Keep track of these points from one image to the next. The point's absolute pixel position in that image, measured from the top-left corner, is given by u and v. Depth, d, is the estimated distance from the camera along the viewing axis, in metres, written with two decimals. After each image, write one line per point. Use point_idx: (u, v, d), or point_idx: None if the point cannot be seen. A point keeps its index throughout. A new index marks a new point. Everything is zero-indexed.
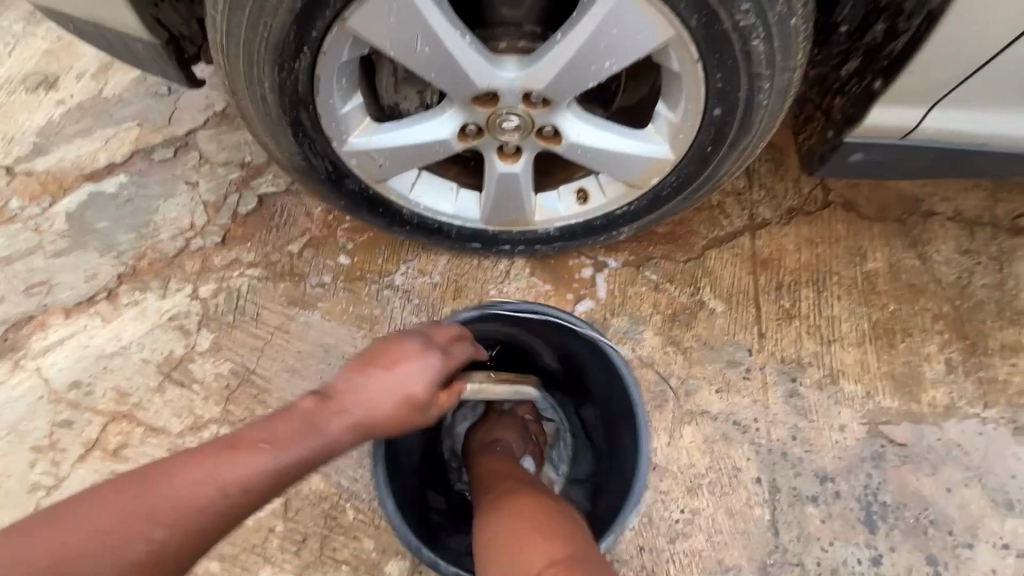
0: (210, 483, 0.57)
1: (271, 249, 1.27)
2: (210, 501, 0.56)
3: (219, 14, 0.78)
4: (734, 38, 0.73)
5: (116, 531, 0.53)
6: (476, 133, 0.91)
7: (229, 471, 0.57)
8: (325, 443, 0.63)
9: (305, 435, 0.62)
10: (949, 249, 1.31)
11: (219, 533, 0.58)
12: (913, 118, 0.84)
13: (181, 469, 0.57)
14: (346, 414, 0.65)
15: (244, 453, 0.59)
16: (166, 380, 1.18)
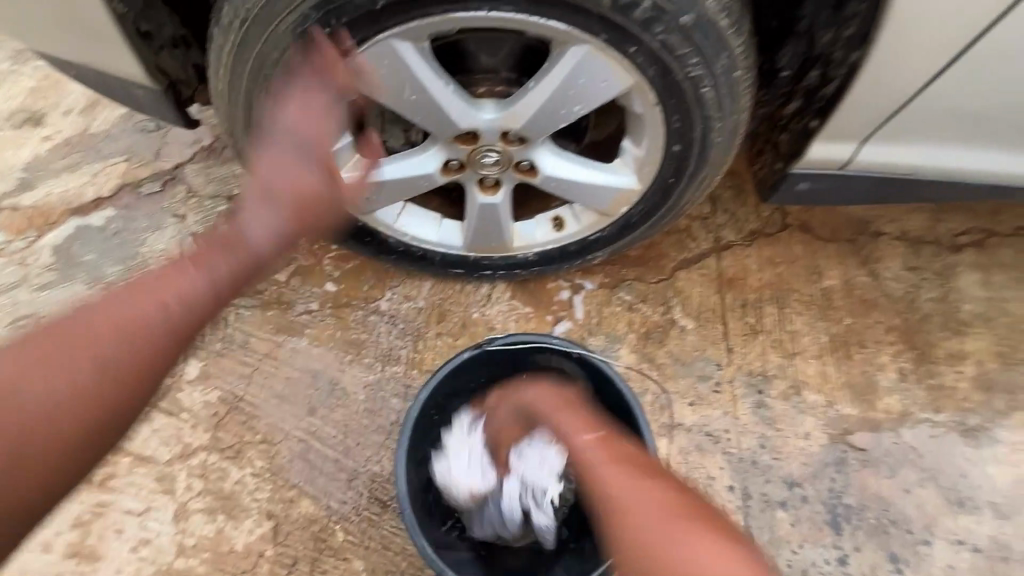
0: (148, 294, 0.68)
1: (259, 278, 1.30)
2: (146, 313, 0.67)
3: (221, 66, 0.84)
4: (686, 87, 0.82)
5: (72, 346, 0.64)
6: (459, 168, 0.98)
7: (160, 283, 0.68)
8: (248, 253, 0.71)
9: (221, 248, 0.71)
10: (897, 266, 1.42)
11: (172, 334, 0.68)
12: (847, 152, 0.94)
13: (113, 300, 0.67)
14: (263, 208, 0.73)
15: (170, 271, 0.69)
16: (153, 409, 1.19)
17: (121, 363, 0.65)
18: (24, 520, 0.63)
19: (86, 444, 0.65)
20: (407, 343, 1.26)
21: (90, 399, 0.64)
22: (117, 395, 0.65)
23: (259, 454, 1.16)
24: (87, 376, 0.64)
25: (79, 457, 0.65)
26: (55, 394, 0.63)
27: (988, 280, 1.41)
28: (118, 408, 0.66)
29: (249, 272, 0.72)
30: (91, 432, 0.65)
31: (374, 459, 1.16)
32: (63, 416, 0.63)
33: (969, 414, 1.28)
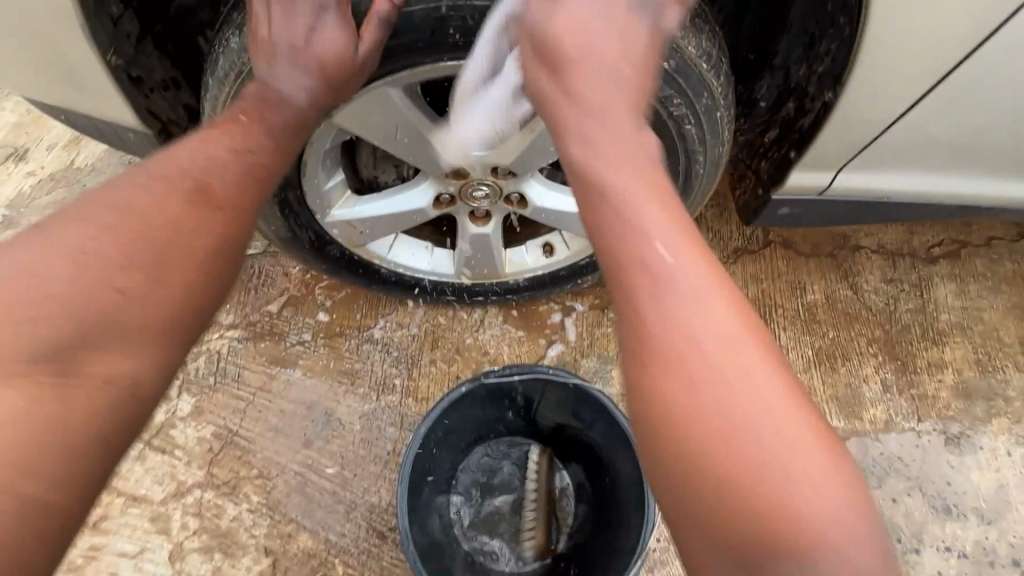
0: (223, 144, 0.70)
1: (250, 310, 1.30)
2: (228, 156, 0.70)
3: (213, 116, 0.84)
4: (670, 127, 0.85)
5: (170, 189, 0.65)
6: (449, 202, 1.01)
7: (227, 138, 0.71)
8: (289, 112, 0.77)
9: (262, 112, 0.75)
10: (877, 278, 1.47)
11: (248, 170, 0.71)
12: (824, 180, 0.99)
13: (175, 157, 0.67)
14: (293, 76, 0.77)
15: (229, 129, 0.72)
16: (146, 448, 1.18)
17: (221, 202, 0.67)
18: (169, 358, 0.61)
19: (211, 275, 0.65)
20: (401, 371, 1.26)
21: (208, 231, 0.65)
22: (230, 231, 0.67)
23: (256, 489, 1.15)
24: (194, 214, 0.65)
25: (205, 292, 0.64)
26: (172, 229, 0.63)
27: (963, 290, 1.46)
28: (230, 246, 0.67)
29: (297, 126, 0.78)
30: (213, 267, 0.65)
31: (372, 489, 1.16)
32: (184, 245, 0.63)
33: (951, 422, 1.32)
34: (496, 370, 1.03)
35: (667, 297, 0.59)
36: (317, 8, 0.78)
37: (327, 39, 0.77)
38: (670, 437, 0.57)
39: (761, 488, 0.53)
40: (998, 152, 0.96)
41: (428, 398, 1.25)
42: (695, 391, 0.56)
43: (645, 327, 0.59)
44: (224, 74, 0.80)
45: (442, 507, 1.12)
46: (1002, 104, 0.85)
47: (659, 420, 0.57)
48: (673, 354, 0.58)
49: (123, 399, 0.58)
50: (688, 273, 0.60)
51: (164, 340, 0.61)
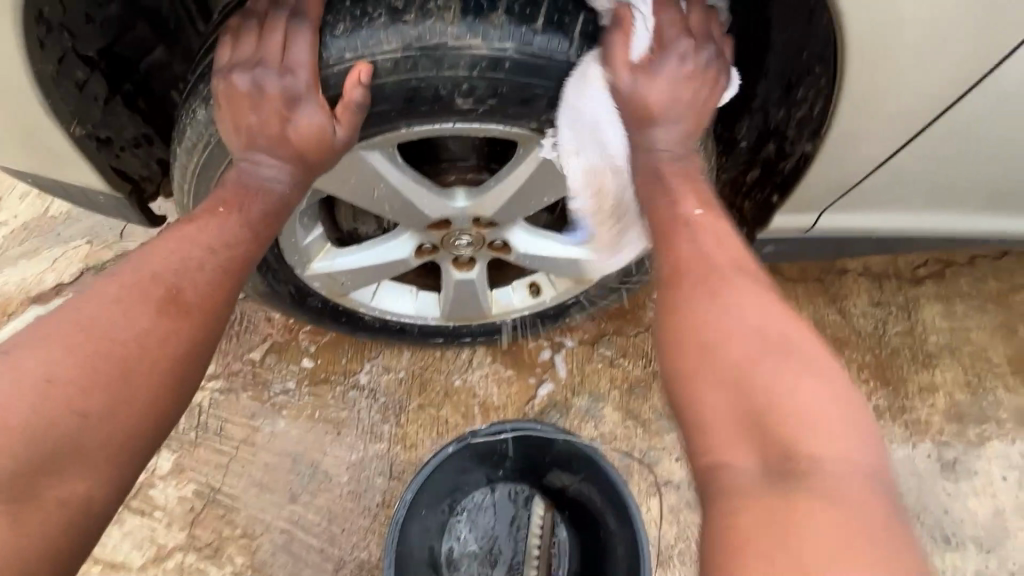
0: (198, 244, 0.72)
1: (232, 358, 1.27)
2: (202, 258, 0.71)
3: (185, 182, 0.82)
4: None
5: (144, 297, 0.65)
6: (432, 249, 0.99)
7: (201, 237, 0.72)
8: (271, 200, 0.78)
9: (244, 203, 0.76)
10: (865, 302, 1.46)
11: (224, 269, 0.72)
12: (807, 220, 1.00)
13: (150, 260, 0.68)
14: (273, 164, 0.78)
15: (204, 228, 0.73)
16: (124, 510, 1.13)
17: (193, 305, 0.68)
18: (130, 468, 0.61)
19: (179, 380, 0.65)
20: (389, 418, 1.23)
21: (177, 336, 0.66)
22: (199, 333, 0.68)
23: (240, 550, 1.11)
24: (164, 322, 0.65)
25: (173, 398, 0.65)
26: (141, 338, 0.64)
27: (950, 311, 1.46)
28: (200, 348, 0.68)
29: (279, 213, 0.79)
30: (183, 373, 0.66)
31: (361, 544, 1.13)
32: (153, 352, 0.64)
33: (946, 448, 1.31)
34: (484, 429, 1.03)
35: (725, 319, 0.67)
36: (288, 98, 0.76)
37: (302, 127, 0.76)
38: (713, 438, 0.62)
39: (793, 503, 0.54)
40: (981, 188, 0.96)
41: (417, 445, 1.21)
42: (740, 403, 0.61)
43: (700, 340, 0.67)
44: (192, 143, 0.79)
45: (433, 554, 1.09)
46: (983, 145, 0.87)
47: (705, 424, 0.63)
48: (721, 364, 0.64)
49: (83, 516, 0.58)
50: (745, 298, 0.68)
51: (126, 452, 0.61)
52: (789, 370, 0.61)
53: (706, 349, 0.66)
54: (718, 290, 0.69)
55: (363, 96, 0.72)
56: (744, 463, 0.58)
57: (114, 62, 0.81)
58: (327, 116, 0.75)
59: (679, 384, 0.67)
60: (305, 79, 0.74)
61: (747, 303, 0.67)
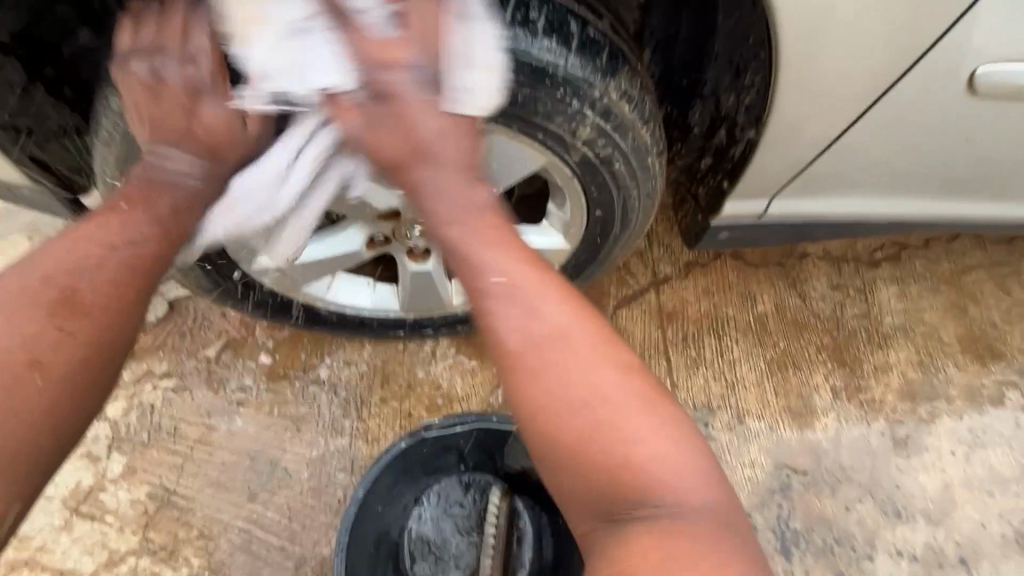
0: (97, 242, 0.64)
1: (186, 356, 1.23)
2: (102, 255, 0.63)
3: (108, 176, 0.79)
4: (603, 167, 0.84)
5: (34, 301, 0.59)
6: (384, 241, 0.98)
7: (103, 233, 0.65)
8: (183, 194, 0.71)
9: (152, 197, 0.69)
10: (824, 285, 1.49)
11: (129, 268, 0.65)
12: (759, 206, 1.00)
13: (46, 260, 0.62)
14: (182, 156, 0.71)
15: (105, 224, 0.66)
16: (73, 515, 1.10)
17: (90, 307, 0.61)
18: (25, 487, 0.56)
19: (76, 391, 0.59)
20: (350, 412, 1.21)
21: (72, 342, 0.59)
22: (100, 339, 0.61)
23: (197, 552, 1.09)
24: (56, 328, 0.59)
25: (72, 411, 0.59)
26: (29, 345, 0.57)
27: (904, 292, 1.50)
28: (100, 355, 0.61)
29: (191, 207, 0.71)
30: (80, 385, 0.59)
31: (323, 541, 1.11)
32: (44, 361, 0.57)
33: (898, 425, 1.35)
34: (437, 423, 1.04)
35: (547, 389, 0.60)
36: (190, 88, 0.70)
37: (208, 119, 0.71)
38: (571, 498, 0.59)
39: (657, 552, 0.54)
40: (926, 175, 0.98)
41: (380, 439, 1.20)
42: (604, 467, 0.57)
43: (540, 406, 0.60)
44: (109, 135, 0.75)
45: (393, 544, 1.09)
46: (926, 132, 0.88)
47: (561, 486, 0.60)
48: (564, 430, 0.59)
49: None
50: (553, 372, 0.60)
51: (16, 472, 0.55)
52: (622, 432, 0.58)
53: (550, 418, 0.59)
54: (569, 335, 0.62)
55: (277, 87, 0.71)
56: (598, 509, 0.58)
57: (32, 46, 0.76)
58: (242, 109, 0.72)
59: (540, 446, 0.60)
60: (210, 71, 0.70)
61: (556, 365, 0.60)
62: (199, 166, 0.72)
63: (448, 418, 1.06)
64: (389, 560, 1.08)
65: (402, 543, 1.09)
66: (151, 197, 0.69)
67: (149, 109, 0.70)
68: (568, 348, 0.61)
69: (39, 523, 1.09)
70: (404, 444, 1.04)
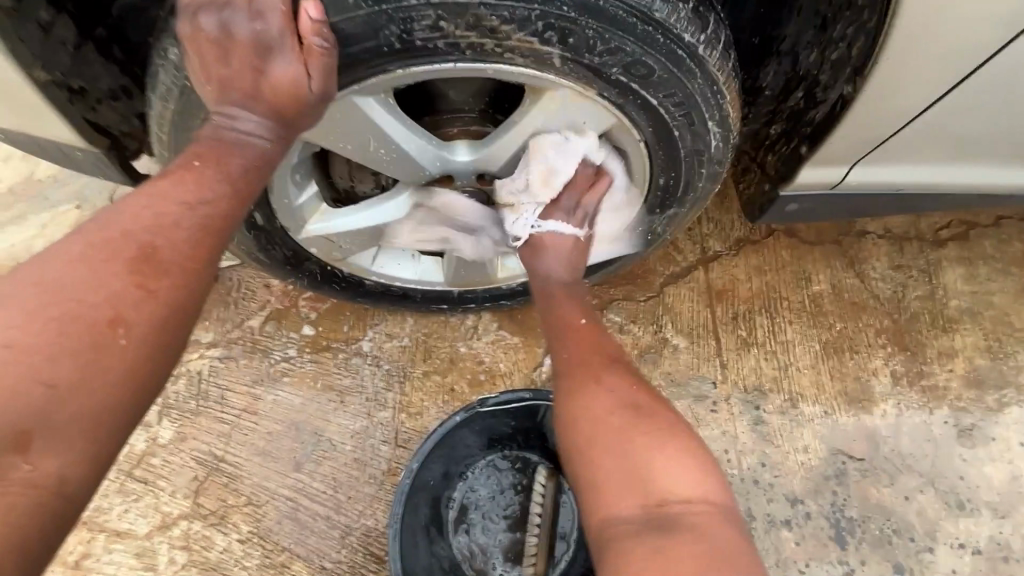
0: (174, 199, 0.62)
1: (230, 326, 1.23)
2: (181, 213, 0.61)
3: (164, 133, 0.76)
4: (673, 132, 0.79)
5: (113, 257, 0.57)
6: (433, 210, 0.94)
7: (179, 190, 0.62)
8: (252, 155, 0.68)
9: (223, 156, 0.66)
10: (884, 265, 1.41)
11: (207, 228, 0.62)
12: (837, 175, 0.94)
13: (125, 217, 0.59)
14: (251, 119, 0.67)
15: (180, 182, 0.63)
16: (127, 478, 1.11)
17: (170, 266, 0.59)
18: (108, 448, 0.54)
19: (160, 352, 0.57)
20: (392, 385, 1.20)
21: (155, 301, 0.57)
22: (184, 297, 0.59)
23: (246, 518, 1.09)
24: (136, 287, 0.57)
25: (155, 372, 0.57)
26: (113, 300, 0.55)
27: (972, 274, 1.40)
28: (181, 317, 0.59)
29: (261, 166, 0.69)
30: (162, 346, 0.58)
31: (368, 512, 1.11)
32: (128, 318, 0.56)
33: (963, 414, 1.28)
34: (492, 397, 1.06)
35: (596, 410, 0.75)
36: (259, 46, 0.66)
37: (274, 78, 0.67)
38: (605, 503, 0.68)
39: (679, 550, 0.60)
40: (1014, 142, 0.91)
41: (422, 413, 1.19)
42: (635, 472, 0.68)
43: (590, 415, 0.75)
44: (167, 90, 0.72)
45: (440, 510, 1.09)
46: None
47: (599, 489, 0.69)
48: (611, 442, 0.71)
49: (53, 501, 0.50)
50: (603, 397, 0.76)
51: (101, 432, 0.53)
52: (657, 449, 0.69)
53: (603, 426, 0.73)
54: (610, 385, 0.78)
55: (330, 37, 0.65)
56: (627, 509, 0.66)
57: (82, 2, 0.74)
58: (304, 59, 0.66)
59: (588, 454, 0.72)
60: (281, 26, 0.66)
61: (606, 395, 0.76)
62: (269, 125, 0.68)
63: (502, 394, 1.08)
64: (434, 525, 1.07)
65: (448, 508, 1.09)
66: (223, 156, 0.66)
67: (216, 66, 0.67)
68: (614, 381, 0.78)
69: None
70: (459, 417, 1.06)
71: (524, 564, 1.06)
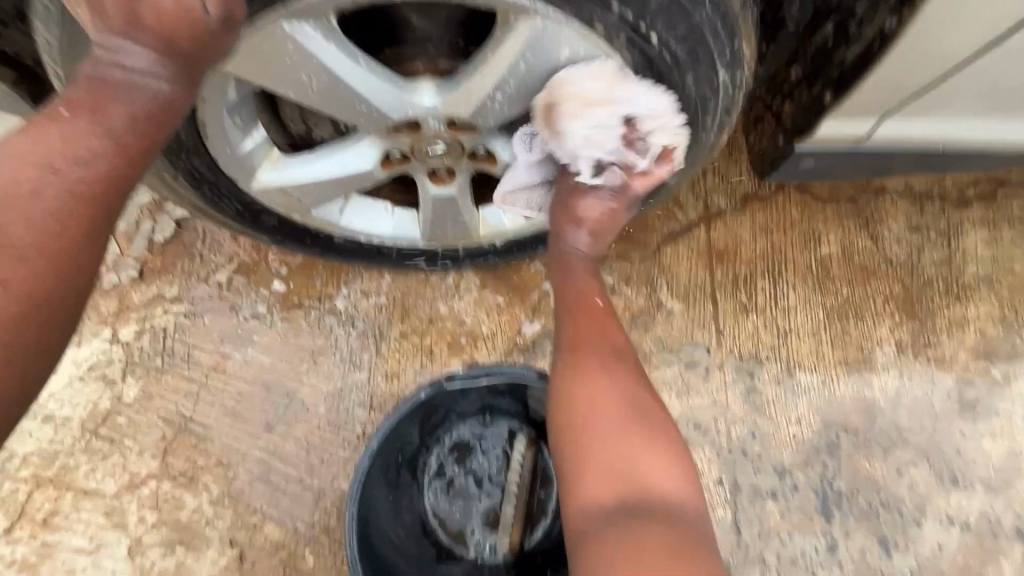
0: (33, 160, 0.51)
1: (195, 281, 1.16)
2: (40, 179, 0.51)
3: (58, 64, 0.66)
4: (674, 77, 0.68)
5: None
6: (402, 159, 0.83)
7: (41, 149, 0.51)
8: (140, 98, 0.54)
9: (100, 102, 0.53)
10: (901, 227, 1.30)
11: (74, 197, 0.52)
12: (862, 127, 0.83)
13: None
14: (136, 51, 0.54)
15: (42, 137, 0.52)
16: (93, 437, 1.07)
17: (25, 248, 0.50)
18: None
19: (17, 350, 0.50)
20: (369, 346, 1.14)
21: (6, 293, 0.49)
22: (43, 286, 0.50)
23: (216, 479, 1.06)
24: None
25: (15, 376, 0.50)
26: None
27: (996, 238, 1.30)
28: (45, 309, 0.50)
29: (155, 115, 0.55)
30: (18, 346, 0.50)
31: (341, 475, 1.07)
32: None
33: (968, 386, 1.22)
34: (462, 373, 0.98)
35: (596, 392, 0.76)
36: None
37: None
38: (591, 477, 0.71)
39: (649, 544, 0.63)
40: None
41: (399, 374, 1.13)
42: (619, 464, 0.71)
43: (575, 394, 0.76)
44: (47, 11, 0.61)
45: (415, 468, 1.07)
46: None
47: (586, 467, 0.72)
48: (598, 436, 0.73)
49: None
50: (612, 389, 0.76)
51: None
52: (653, 464, 0.71)
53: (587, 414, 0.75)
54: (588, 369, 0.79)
55: None
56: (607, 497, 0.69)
57: None
58: None
59: (577, 435, 0.74)
60: None
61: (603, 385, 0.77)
62: (155, 59, 0.54)
63: (476, 367, 1.00)
64: (409, 478, 1.06)
65: (425, 463, 1.08)
66: (96, 103, 0.53)
67: None
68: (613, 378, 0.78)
69: (59, 444, 1.07)
70: (426, 394, 0.98)
71: (501, 532, 1.04)
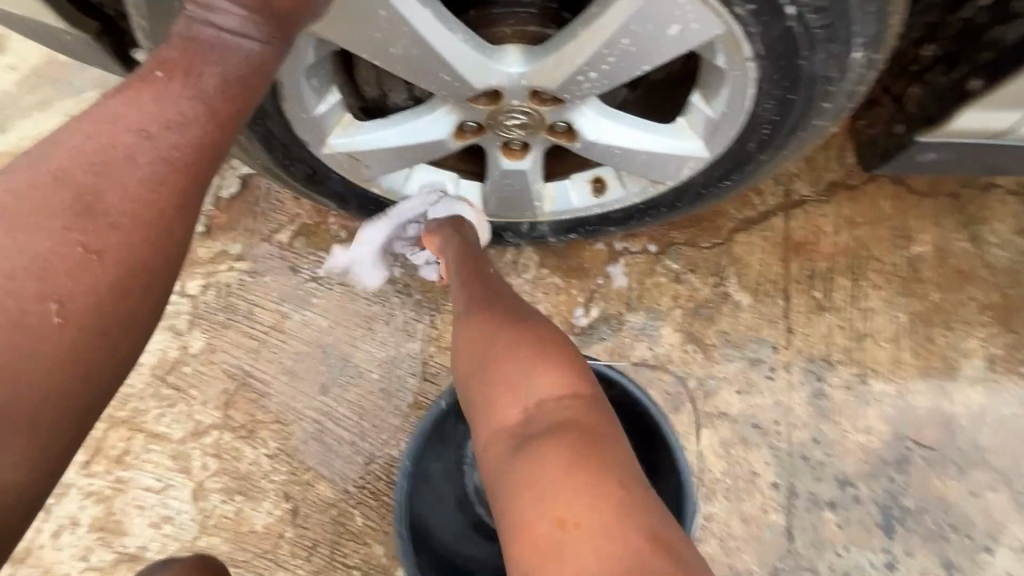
0: (127, 127, 0.50)
1: (258, 239, 1.17)
2: (133, 145, 0.50)
3: (144, 16, 0.64)
4: (798, 56, 0.61)
5: (48, 207, 0.47)
6: (477, 130, 0.79)
7: (135, 114, 0.50)
8: (236, 61, 0.53)
9: (195, 65, 0.52)
10: (1008, 228, 1.17)
11: (163, 163, 0.50)
12: (1007, 121, 0.81)
13: (62, 155, 0.49)
14: (233, 11, 0.53)
15: (137, 101, 0.51)
16: (161, 384, 1.12)
17: (119, 216, 0.49)
18: (64, 438, 0.47)
19: (112, 324, 0.48)
20: (423, 317, 1.13)
21: (100, 264, 0.48)
22: (133, 256, 0.49)
23: (273, 434, 1.10)
24: (73, 248, 0.47)
25: (100, 353, 0.48)
26: (39, 265, 0.46)
27: None
28: (136, 281, 0.49)
29: (246, 78, 0.54)
30: (109, 317, 0.48)
31: (391, 442, 1.09)
32: (61, 288, 0.46)
33: None
34: None
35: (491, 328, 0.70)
36: None
37: None
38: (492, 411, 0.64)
39: (547, 463, 0.56)
40: None
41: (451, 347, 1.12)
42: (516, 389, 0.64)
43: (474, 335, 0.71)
44: None
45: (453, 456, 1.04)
46: None
47: (490, 396, 0.65)
48: (500, 364, 0.67)
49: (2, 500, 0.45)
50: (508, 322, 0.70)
51: (37, 425, 0.45)
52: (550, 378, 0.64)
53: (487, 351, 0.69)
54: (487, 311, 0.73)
55: None
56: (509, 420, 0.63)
57: None
58: None
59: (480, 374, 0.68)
60: None
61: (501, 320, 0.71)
62: (251, 19, 0.54)
63: None
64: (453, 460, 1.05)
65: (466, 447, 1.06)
66: (190, 66, 0.52)
67: None
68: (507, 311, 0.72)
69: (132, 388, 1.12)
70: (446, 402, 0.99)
71: None
